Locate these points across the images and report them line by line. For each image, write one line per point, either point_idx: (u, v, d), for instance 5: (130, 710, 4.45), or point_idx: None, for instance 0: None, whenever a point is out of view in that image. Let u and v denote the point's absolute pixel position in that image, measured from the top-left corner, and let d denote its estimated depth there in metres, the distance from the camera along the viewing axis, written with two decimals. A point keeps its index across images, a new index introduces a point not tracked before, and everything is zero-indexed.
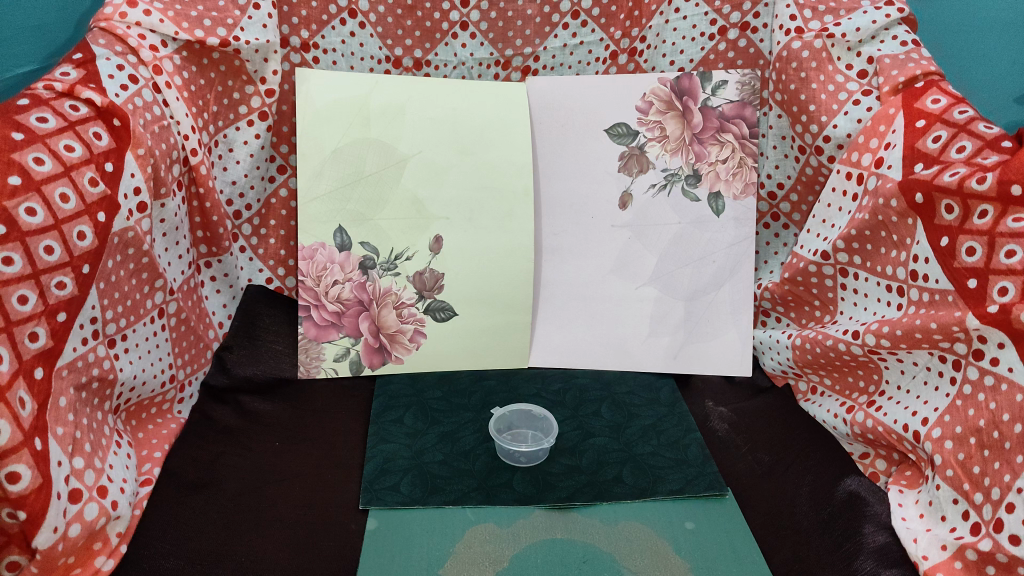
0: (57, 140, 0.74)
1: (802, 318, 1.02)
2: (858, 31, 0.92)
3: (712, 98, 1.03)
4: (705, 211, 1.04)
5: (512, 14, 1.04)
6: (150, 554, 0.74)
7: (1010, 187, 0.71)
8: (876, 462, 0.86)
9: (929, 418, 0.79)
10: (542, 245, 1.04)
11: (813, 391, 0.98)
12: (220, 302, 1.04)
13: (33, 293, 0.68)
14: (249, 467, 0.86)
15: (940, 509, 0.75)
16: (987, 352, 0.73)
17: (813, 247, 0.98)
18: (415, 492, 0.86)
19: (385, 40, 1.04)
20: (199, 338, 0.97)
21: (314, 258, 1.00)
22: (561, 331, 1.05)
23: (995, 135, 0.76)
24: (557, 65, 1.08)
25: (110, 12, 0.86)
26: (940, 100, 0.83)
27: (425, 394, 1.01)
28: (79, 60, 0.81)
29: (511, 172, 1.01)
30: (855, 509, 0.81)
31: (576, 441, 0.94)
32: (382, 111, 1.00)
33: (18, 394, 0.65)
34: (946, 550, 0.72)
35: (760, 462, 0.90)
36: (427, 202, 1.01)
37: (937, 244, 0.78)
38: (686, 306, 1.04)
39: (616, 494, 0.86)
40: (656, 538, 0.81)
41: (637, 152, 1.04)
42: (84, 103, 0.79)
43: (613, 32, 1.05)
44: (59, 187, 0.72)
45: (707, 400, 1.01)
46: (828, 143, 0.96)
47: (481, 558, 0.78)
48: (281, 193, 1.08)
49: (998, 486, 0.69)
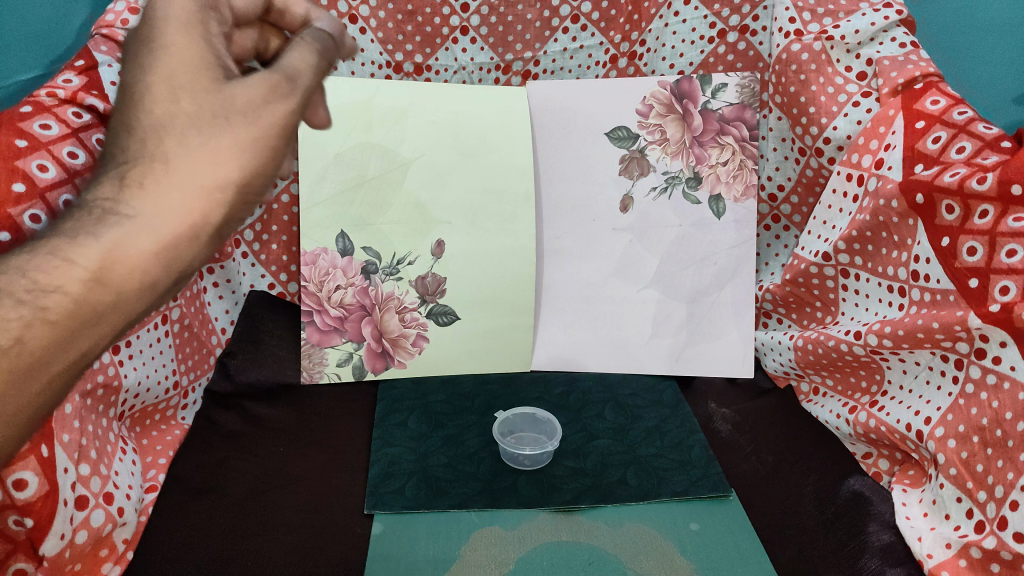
0: (61, 147, 0.75)
1: (804, 319, 1.02)
2: (858, 33, 0.92)
3: (712, 101, 1.03)
4: (707, 214, 1.04)
5: (512, 18, 1.04)
6: (156, 560, 0.75)
7: (1010, 187, 0.71)
8: (879, 461, 0.87)
9: (932, 417, 0.79)
10: (544, 248, 1.04)
11: (815, 391, 0.97)
12: (223, 308, 1.04)
13: None
14: (255, 471, 0.86)
15: (944, 508, 0.76)
16: (989, 351, 0.74)
17: (814, 249, 0.98)
18: (420, 495, 0.86)
19: (385, 45, 1.04)
20: (202, 345, 0.98)
21: (317, 263, 1.00)
22: (564, 334, 1.05)
23: (995, 135, 0.77)
24: (558, 69, 1.08)
25: (111, 20, 0.87)
26: (940, 101, 0.83)
27: (429, 397, 1.01)
28: (81, 67, 0.81)
29: (512, 177, 1.01)
30: (860, 508, 0.82)
31: (580, 443, 0.94)
32: (383, 116, 1.00)
33: None
34: (951, 548, 0.72)
35: (764, 463, 0.91)
36: (429, 207, 1.01)
37: (938, 244, 0.79)
38: (687, 308, 1.04)
39: (620, 496, 0.86)
40: (661, 539, 0.82)
41: (638, 155, 1.04)
42: (87, 110, 0.79)
43: (613, 36, 1.05)
44: (63, 194, 0.72)
45: (710, 401, 1.01)
46: (828, 144, 0.96)
47: (487, 561, 0.78)
48: (283, 199, 1.07)
49: (1002, 484, 0.70)
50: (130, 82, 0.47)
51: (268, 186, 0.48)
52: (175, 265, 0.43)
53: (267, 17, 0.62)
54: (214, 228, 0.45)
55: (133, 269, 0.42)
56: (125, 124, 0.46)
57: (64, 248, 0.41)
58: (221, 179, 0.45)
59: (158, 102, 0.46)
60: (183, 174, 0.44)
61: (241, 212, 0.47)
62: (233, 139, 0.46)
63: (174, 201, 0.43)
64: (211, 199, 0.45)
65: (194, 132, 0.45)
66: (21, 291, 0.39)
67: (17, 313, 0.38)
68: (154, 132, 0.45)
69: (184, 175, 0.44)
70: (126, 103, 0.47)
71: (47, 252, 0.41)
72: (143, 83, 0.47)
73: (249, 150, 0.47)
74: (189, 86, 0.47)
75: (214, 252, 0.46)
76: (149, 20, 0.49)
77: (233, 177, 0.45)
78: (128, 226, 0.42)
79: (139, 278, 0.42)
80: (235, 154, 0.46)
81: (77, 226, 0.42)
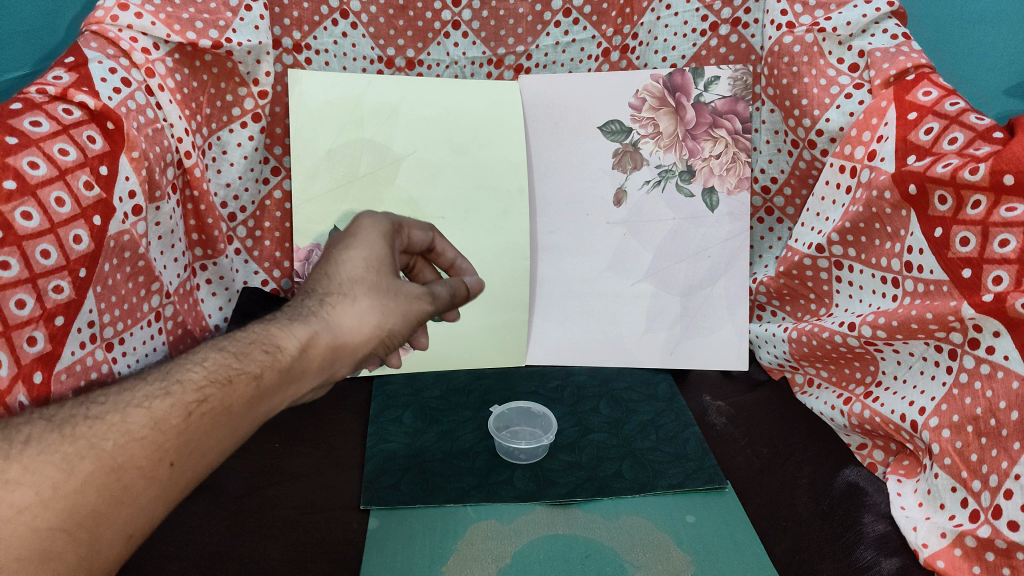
0: (52, 144, 0.74)
1: (797, 312, 1.02)
2: (850, 25, 0.92)
3: (705, 94, 1.03)
4: (700, 207, 1.04)
5: (504, 13, 1.04)
6: (153, 558, 0.75)
7: (1003, 177, 0.71)
8: (874, 452, 0.87)
9: (926, 408, 0.79)
10: (539, 243, 1.04)
11: (810, 383, 0.97)
12: (216, 305, 1.03)
13: (31, 297, 0.70)
14: (251, 468, 0.86)
15: (938, 497, 0.76)
16: (982, 341, 0.74)
17: (807, 241, 0.98)
18: (416, 491, 0.86)
19: (377, 40, 1.04)
20: (196, 341, 0.97)
21: (310, 258, 1.00)
22: (558, 329, 1.04)
23: (987, 125, 0.77)
24: (550, 63, 1.07)
25: (101, 15, 0.86)
26: (932, 92, 0.83)
27: (424, 393, 1.01)
28: (71, 64, 0.81)
29: (506, 172, 1.01)
30: (855, 499, 0.83)
31: (575, 437, 0.94)
32: (376, 111, 0.99)
33: (17, 399, 0.68)
34: (946, 537, 0.73)
35: (759, 456, 0.91)
36: (422, 202, 1.00)
37: (931, 234, 0.79)
38: (681, 301, 1.04)
39: (616, 489, 0.87)
40: (657, 531, 0.82)
41: (631, 149, 1.04)
42: (77, 106, 0.79)
43: (604, 30, 1.05)
44: (55, 191, 0.73)
45: (704, 394, 1.01)
46: (821, 136, 0.96)
47: (484, 556, 0.78)
48: (276, 195, 1.06)
49: (996, 473, 0.71)
50: (337, 249, 0.68)
51: (407, 335, 0.70)
52: (344, 359, 0.65)
53: (427, 252, 0.80)
54: (366, 351, 0.66)
55: (324, 355, 0.63)
56: (326, 270, 0.66)
57: (299, 323, 0.62)
58: (384, 325, 0.65)
59: (356, 270, 0.66)
60: (360, 310, 0.64)
61: (377, 351, 0.68)
62: (392, 307, 0.66)
63: (354, 326, 0.64)
64: (372, 334, 0.65)
65: (376, 292, 0.66)
66: (275, 341, 0.60)
67: (266, 359, 0.59)
68: (352, 281, 0.65)
69: (362, 313, 0.64)
70: (328, 261, 0.67)
71: (281, 327, 0.62)
72: (353, 256, 0.67)
73: (403, 316, 0.67)
74: (379, 263, 0.67)
75: (358, 363, 0.68)
76: (360, 221, 0.70)
77: (389, 325, 0.66)
78: (328, 327, 0.63)
79: (327, 359, 0.63)
80: (397, 317, 0.66)
81: (296, 315, 0.63)
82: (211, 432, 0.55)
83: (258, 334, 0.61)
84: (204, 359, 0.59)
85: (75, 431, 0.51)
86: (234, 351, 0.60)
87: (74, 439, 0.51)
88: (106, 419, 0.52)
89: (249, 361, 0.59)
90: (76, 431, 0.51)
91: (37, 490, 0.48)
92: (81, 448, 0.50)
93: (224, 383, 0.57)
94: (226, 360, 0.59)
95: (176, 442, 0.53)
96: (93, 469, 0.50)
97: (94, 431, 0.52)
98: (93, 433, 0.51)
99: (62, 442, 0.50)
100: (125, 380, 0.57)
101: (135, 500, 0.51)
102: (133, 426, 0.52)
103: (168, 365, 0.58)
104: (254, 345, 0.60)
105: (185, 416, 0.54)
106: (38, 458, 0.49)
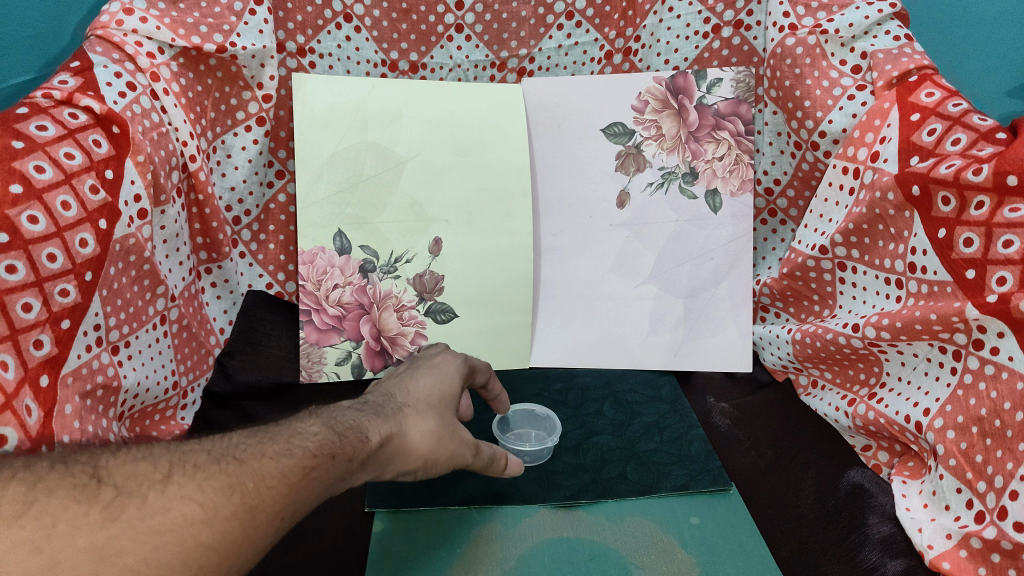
0: (58, 148, 0.75)
1: (802, 313, 1.02)
2: (852, 27, 0.92)
3: (707, 96, 1.03)
4: (704, 209, 1.04)
5: (506, 16, 1.04)
6: None
7: (1006, 178, 0.71)
8: (878, 453, 0.87)
9: (931, 409, 0.79)
10: (542, 246, 1.04)
11: (813, 385, 0.98)
12: (220, 308, 1.03)
13: (37, 301, 0.71)
14: None
15: (943, 499, 0.76)
16: (987, 342, 0.74)
17: (810, 242, 0.98)
18: (420, 494, 0.86)
19: (381, 44, 1.04)
20: (201, 345, 0.98)
21: (314, 262, 0.99)
22: (561, 331, 1.04)
23: (990, 126, 0.76)
24: (553, 67, 1.07)
25: (107, 20, 0.86)
26: (934, 94, 0.83)
27: None
28: (77, 68, 0.81)
29: (509, 174, 1.01)
30: (859, 501, 0.84)
31: (579, 440, 0.94)
32: (379, 114, 1.00)
33: (24, 403, 0.67)
34: (952, 539, 0.73)
35: (763, 457, 0.91)
36: (425, 205, 1.01)
37: (934, 235, 0.79)
38: (685, 304, 1.03)
39: (620, 491, 0.87)
40: (662, 534, 0.82)
41: (634, 151, 1.04)
42: (83, 111, 0.80)
43: (607, 33, 1.05)
44: (60, 195, 0.74)
45: (709, 396, 1.01)
46: (823, 138, 0.96)
47: (489, 560, 0.79)
48: (280, 198, 1.06)
49: (1001, 474, 0.70)
50: (425, 371, 0.73)
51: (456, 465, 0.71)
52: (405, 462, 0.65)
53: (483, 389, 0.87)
54: (417, 469, 0.66)
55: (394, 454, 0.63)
56: (410, 384, 0.70)
57: (387, 416, 0.64)
58: (440, 450, 0.66)
59: (436, 394, 0.70)
60: (429, 428, 0.66)
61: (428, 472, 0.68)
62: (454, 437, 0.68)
63: (420, 442, 0.65)
64: (435, 450, 0.66)
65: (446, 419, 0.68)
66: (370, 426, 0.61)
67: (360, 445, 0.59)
68: (428, 401, 0.69)
69: (430, 431, 0.66)
70: (414, 377, 0.71)
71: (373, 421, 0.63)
72: (434, 381, 0.71)
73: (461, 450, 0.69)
74: (452, 394, 0.72)
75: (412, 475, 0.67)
76: (444, 355, 0.76)
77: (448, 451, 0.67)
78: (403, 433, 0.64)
79: (396, 459, 0.64)
80: (453, 445, 0.67)
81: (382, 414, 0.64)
82: (309, 499, 0.55)
83: (357, 415, 0.62)
84: (314, 426, 0.59)
85: (225, 465, 0.53)
86: (341, 423, 0.60)
87: (225, 472, 0.52)
88: (247, 461, 0.54)
89: (350, 440, 0.59)
90: (224, 467, 0.53)
91: (197, 509, 0.49)
92: (228, 483, 0.51)
93: (332, 450, 0.57)
94: (335, 429, 0.59)
95: (291, 499, 0.54)
96: (235, 508, 0.50)
97: (234, 472, 0.52)
98: (239, 469, 0.53)
99: (216, 472, 0.52)
100: (255, 429, 0.58)
101: (255, 544, 0.51)
102: (263, 475, 0.53)
103: (281, 424, 0.59)
104: (352, 428, 0.60)
105: (301, 476, 0.54)
106: (200, 482, 0.51)
